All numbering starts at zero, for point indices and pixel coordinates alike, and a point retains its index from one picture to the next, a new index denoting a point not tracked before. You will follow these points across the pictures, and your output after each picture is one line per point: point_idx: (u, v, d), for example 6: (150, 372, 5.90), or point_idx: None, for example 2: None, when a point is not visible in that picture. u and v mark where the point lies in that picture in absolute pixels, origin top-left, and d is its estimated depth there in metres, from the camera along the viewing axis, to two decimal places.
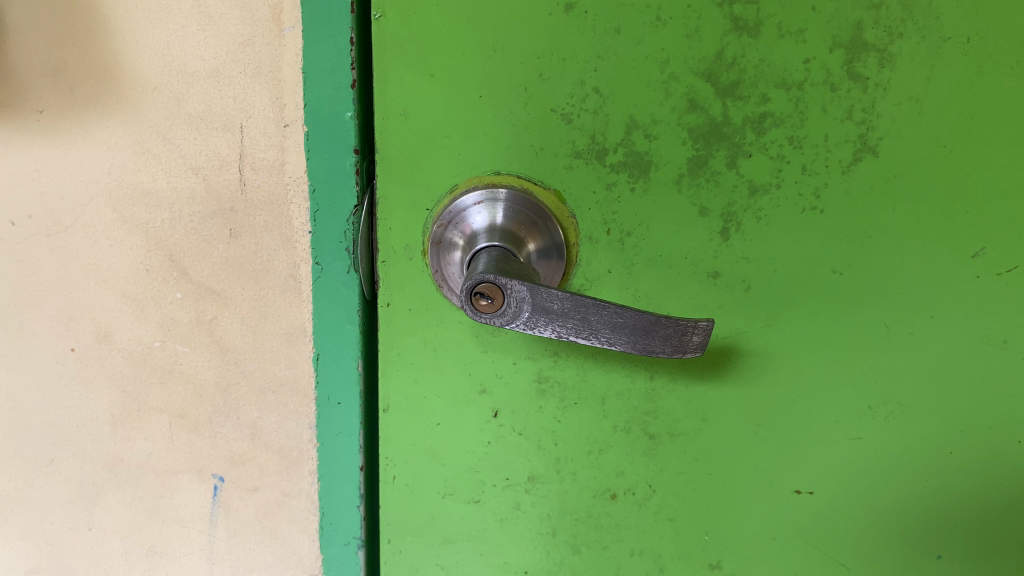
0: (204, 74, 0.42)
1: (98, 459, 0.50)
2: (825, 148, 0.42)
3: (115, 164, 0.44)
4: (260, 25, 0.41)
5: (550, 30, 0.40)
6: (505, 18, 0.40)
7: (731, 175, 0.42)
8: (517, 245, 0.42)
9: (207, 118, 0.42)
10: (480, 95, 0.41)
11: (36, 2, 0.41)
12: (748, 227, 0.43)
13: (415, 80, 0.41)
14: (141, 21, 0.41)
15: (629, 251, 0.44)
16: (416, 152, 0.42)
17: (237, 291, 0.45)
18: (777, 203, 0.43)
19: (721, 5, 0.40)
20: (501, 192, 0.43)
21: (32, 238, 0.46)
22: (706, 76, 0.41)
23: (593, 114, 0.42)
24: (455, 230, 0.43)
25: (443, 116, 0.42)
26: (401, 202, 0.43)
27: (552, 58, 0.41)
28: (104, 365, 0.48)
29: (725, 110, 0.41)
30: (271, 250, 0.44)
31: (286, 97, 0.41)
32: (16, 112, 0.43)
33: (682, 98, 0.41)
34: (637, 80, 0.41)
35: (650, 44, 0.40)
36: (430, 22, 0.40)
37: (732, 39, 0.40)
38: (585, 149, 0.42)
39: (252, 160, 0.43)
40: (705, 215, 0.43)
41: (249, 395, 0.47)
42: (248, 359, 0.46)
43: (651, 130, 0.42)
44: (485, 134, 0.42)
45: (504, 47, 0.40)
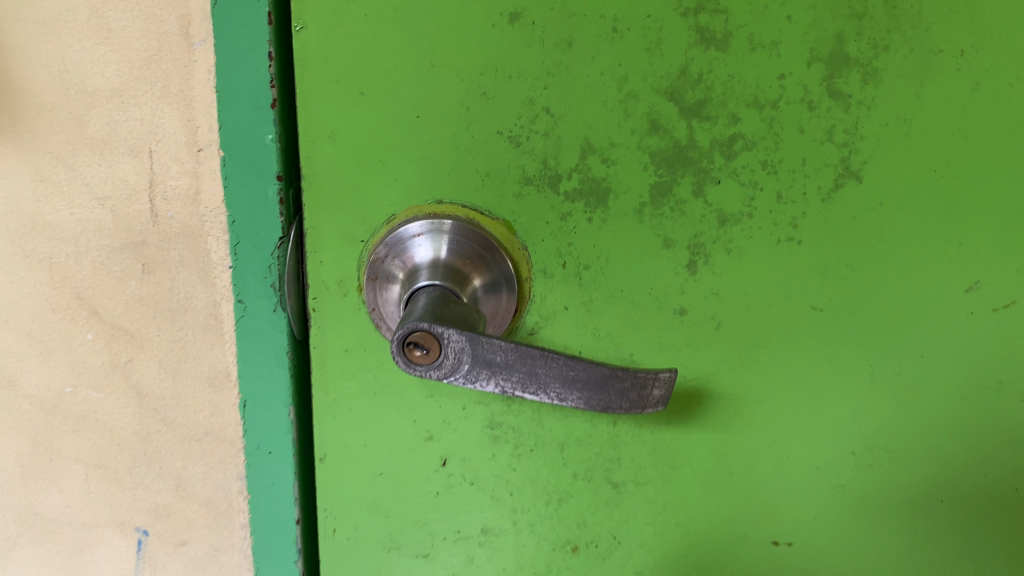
0: (105, 93, 0.37)
1: (9, 513, 0.46)
2: (803, 175, 0.38)
3: (11, 192, 0.39)
4: (167, 37, 0.36)
5: (493, 43, 0.36)
6: (443, 29, 0.35)
7: (697, 203, 0.38)
8: (463, 284, 0.37)
9: (111, 142, 0.38)
10: (416, 115, 0.37)
11: None
12: (718, 260, 0.39)
13: (344, 98, 0.37)
14: (32, 35, 0.37)
15: (587, 287, 0.40)
16: (346, 178, 0.38)
17: (154, 331, 0.41)
18: (750, 235, 0.39)
19: (683, 15, 0.35)
20: (446, 223, 0.38)
21: None
22: (669, 94, 0.36)
23: (544, 136, 0.37)
24: (394, 263, 0.38)
25: (376, 139, 0.37)
26: (332, 234, 0.39)
27: (496, 75, 0.36)
28: (10, 412, 0.43)
29: (691, 133, 0.37)
30: (189, 288, 0.40)
31: (198, 119, 0.37)
32: None
33: (643, 119, 0.37)
34: (591, 99, 0.36)
35: (606, 59, 0.36)
36: (359, 35, 0.36)
37: (697, 52, 0.36)
38: (536, 175, 0.38)
39: (164, 189, 0.38)
40: (670, 247, 0.39)
41: (171, 444, 0.43)
42: (168, 405, 0.42)
43: (609, 154, 0.37)
44: (423, 158, 0.37)
45: (442, 62, 0.36)
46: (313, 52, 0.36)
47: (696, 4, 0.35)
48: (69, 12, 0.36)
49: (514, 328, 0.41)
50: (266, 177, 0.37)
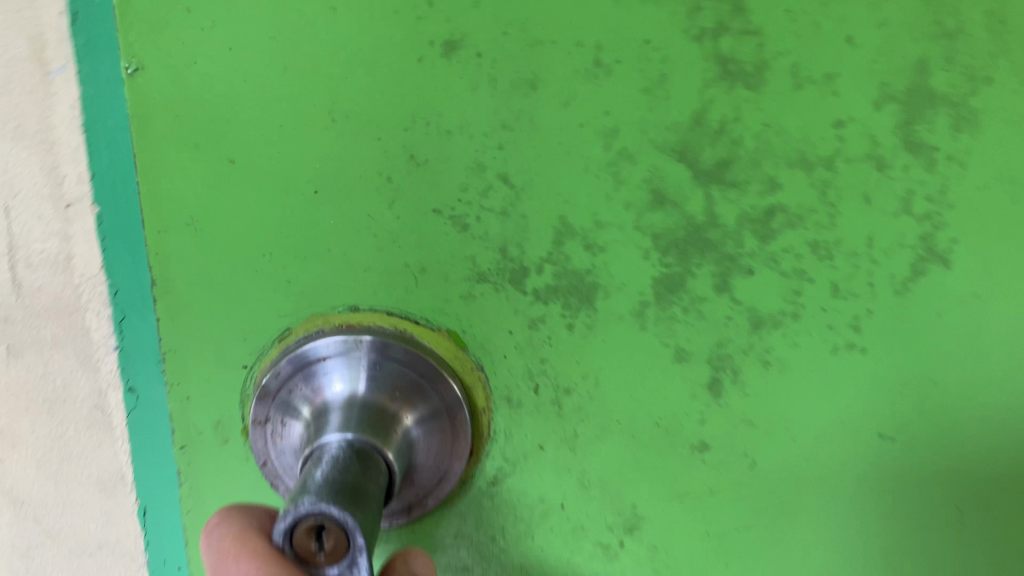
0: None
1: None
2: (868, 263, 0.27)
3: None
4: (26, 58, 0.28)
5: (439, 78, 0.27)
6: (353, 66, 0.27)
7: (721, 303, 0.28)
8: (386, 427, 0.27)
9: None
10: (314, 189, 0.27)
11: None
12: (751, 381, 0.28)
13: (247, 145, 0.27)
14: None
15: (568, 420, 0.29)
16: (217, 279, 0.29)
17: (27, 426, 0.32)
18: (791, 354, 0.28)
19: (698, 40, 0.26)
20: (365, 339, 0.28)
21: None
22: (681, 151, 0.27)
23: (501, 215, 0.27)
24: (298, 394, 0.28)
25: (268, 216, 0.28)
26: (231, 328, 0.29)
27: (427, 128, 0.27)
28: None
29: (709, 200, 0.27)
30: (67, 374, 0.31)
31: (64, 166, 0.28)
32: None
33: (643, 189, 0.27)
34: (573, 157, 0.27)
35: (588, 102, 0.27)
36: (246, 66, 0.27)
37: (719, 92, 0.26)
38: (492, 269, 0.28)
39: (27, 254, 0.30)
40: (683, 361, 0.28)
41: (57, 560, 0.34)
42: (51, 515, 0.33)
43: (593, 238, 0.27)
44: (327, 251, 0.28)
45: (353, 115, 0.27)
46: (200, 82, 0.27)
47: (717, 24, 0.26)
48: None
49: (470, 478, 0.30)
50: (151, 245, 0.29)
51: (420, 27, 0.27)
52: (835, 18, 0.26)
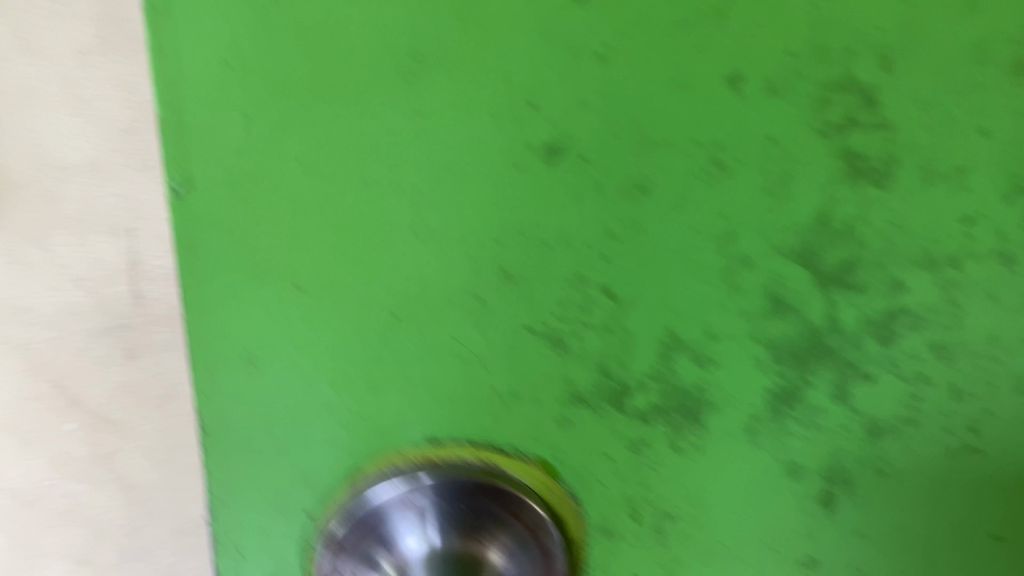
0: (79, 166, 0.28)
1: None
2: (954, 376, 0.29)
3: None
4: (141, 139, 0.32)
5: (543, 184, 0.31)
6: (444, 176, 0.31)
7: (839, 411, 0.31)
8: (472, 574, 0.34)
9: (90, 219, 0.29)
10: (393, 313, 0.33)
11: None
12: (863, 487, 0.31)
13: (360, 245, 0.32)
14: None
15: (666, 550, 0.34)
16: (312, 383, 0.34)
17: (147, 422, 0.33)
18: (909, 471, 0.31)
19: (824, 138, 0.29)
20: (422, 480, 0.34)
21: None
22: (804, 256, 0.29)
23: (603, 334, 0.32)
24: (375, 548, 0.35)
25: (372, 337, 0.33)
26: (319, 385, 0.34)
27: (524, 239, 0.31)
28: None
29: (830, 305, 0.30)
30: (180, 372, 0.34)
31: None
32: None
33: (762, 294, 0.30)
34: (690, 265, 0.30)
35: (705, 205, 0.30)
36: (356, 164, 0.31)
37: (845, 188, 0.29)
38: (592, 392, 0.32)
39: (150, 270, 0.31)
40: (796, 475, 0.32)
41: (162, 539, 0.34)
42: (162, 495, 0.34)
43: (703, 352, 0.31)
44: (420, 361, 0.33)
45: (438, 231, 0.32)
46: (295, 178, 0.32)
47: (847, 118, 0.28)
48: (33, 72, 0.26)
49: None
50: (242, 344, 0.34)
51: (520, 132, 0.30)
52: (971, 108, 0.28)
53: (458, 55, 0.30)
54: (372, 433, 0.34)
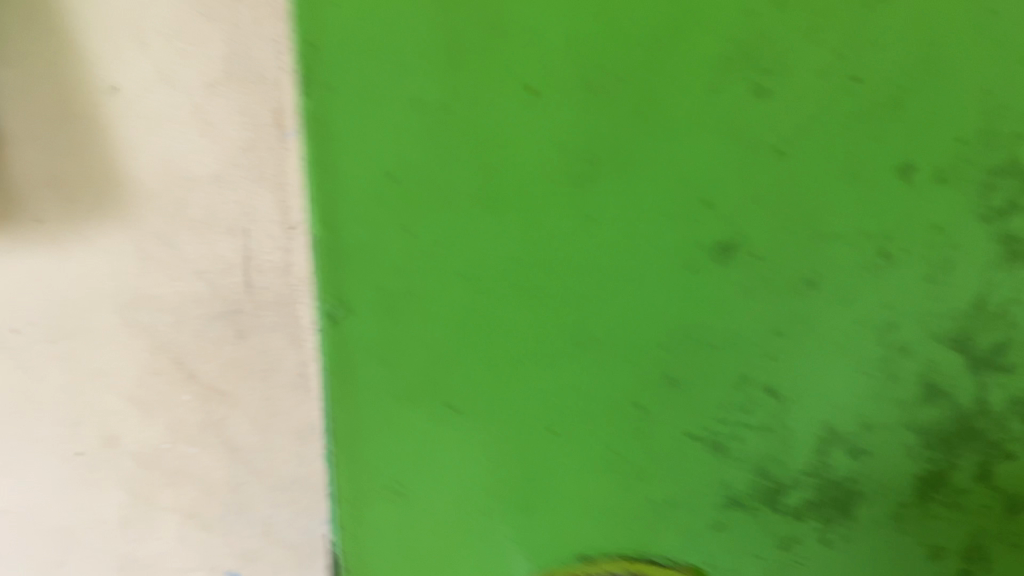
0: (205, 178, 0.38)
1: (111, 557, 0.45)
2: None
3: (116, 271, 0.40)
4: (428, 219, 0.34)
5: (715, 280, 0.36)
6: (606, 291, 0.36)
7: (978, 491, 0.40)
8: None
9: (210, 224, 0.38)
10: (587, 421, 0.38)
11: (27, 108, 0.37)
12: (996, 556, 0.41)
13: (590, 306, 0.36)
14: (136, 128, 0.37)
15: None
16: (493, 482, 0.40)
17: (244, 390, 0.41)
18: (944, 540, 0.41)
19: (989, 222, 0.35)
20: None
21: (35, 346, 0.41)
22: (958, 341, 0.37)
23: (771, 434, 0.39)
24: None
25: (574, 462, 0.39)
26: (489, 455, 0.39)
27: (690, 344, 0.37)
28: (113, 468, 0.43)
29: (980, 387, 0.38)
30: (280, 349, 0.40)
31: (291, 201, 0.38)
32: (13, 225, 0.39)
33: (915, 381, 0.38)
34: (847, 354, 0.37)
35: (869, 299, 0.36)
36: (563, 275, 0.35)
37: (1003, 269, 0.36)
38: (758, 496, 0.40)
39: (258, 263, 0.39)
40: (941, 556, 0.41)
41: (260, 493, 0.43)
42: (256, 456, 0.42)
43: (859, 447, 0.39)
44: (585, 463, 0.39)
45: (620, 343, 0.37)
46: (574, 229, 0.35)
47: (1008, 203, 0.34)
48: (172, 108, 0.37)
49: None
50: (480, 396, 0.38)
51: (699, 242, 0.35)
52: None
53: (621, 161, 0.34)
54: (548, 471, 0.40)
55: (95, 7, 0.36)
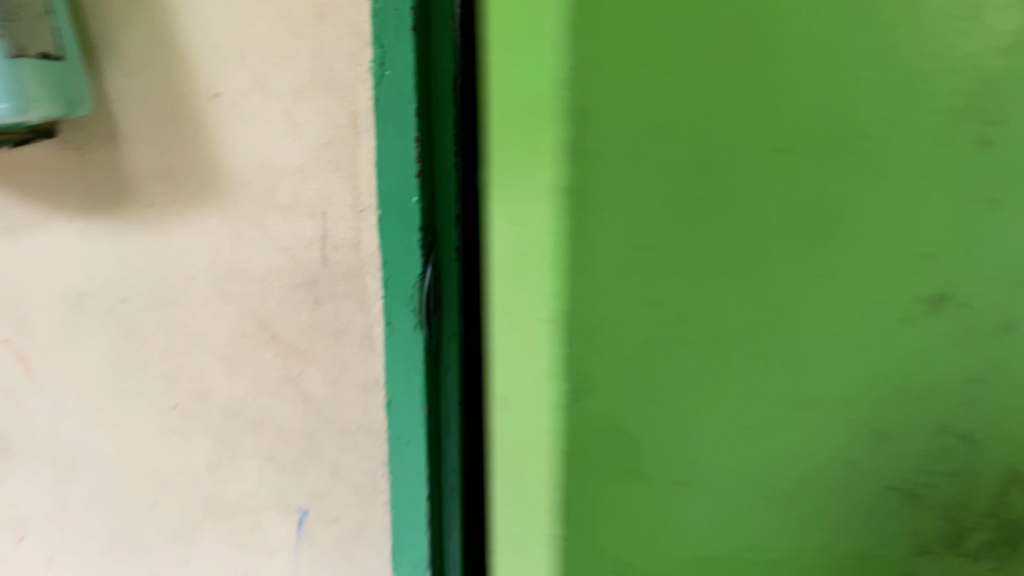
0: (291, 170, 0.45)
1: (196, 499, 0.52)
2: None
3: (213, 247, 0.47)
4: (612, 252, 0.30)
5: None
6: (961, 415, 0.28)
7: None
8: None
9: (293, 207, 0.46)
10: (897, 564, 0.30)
11: (145, 109, 0.45)
12: None
13: (819, 385, 0.29)
14: (233, 127, 0.45)
15: None
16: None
17: (319, 349, 0.48)
18: None
19: None
20: None
21: (141, 313, 0.48)
22: None
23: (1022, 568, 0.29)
24: None
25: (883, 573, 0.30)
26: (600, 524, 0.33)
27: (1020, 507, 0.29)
28: (204, 419, 0.50)
29: None
30: (350, 315, 0.48)
31: (362, 186, 0.45)
32: (127, 208, 0.46)
33: None
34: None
35: None
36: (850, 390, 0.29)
37: None
38: None
39: (334, 241, 0.46)
40: None
41: (330, 439, 0.50)
42: (328, 406, 0.49)
43: None
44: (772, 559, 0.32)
45: (934, 479, 0.29)
46: (827, 309, 0.28)
47: None
48: (266, 110, 0.44)
49: None
50: (610, 446, 0.32)
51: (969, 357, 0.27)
52: None
53: (825, 237, 0.28)
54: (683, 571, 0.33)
55: (203, 28, 0.43)
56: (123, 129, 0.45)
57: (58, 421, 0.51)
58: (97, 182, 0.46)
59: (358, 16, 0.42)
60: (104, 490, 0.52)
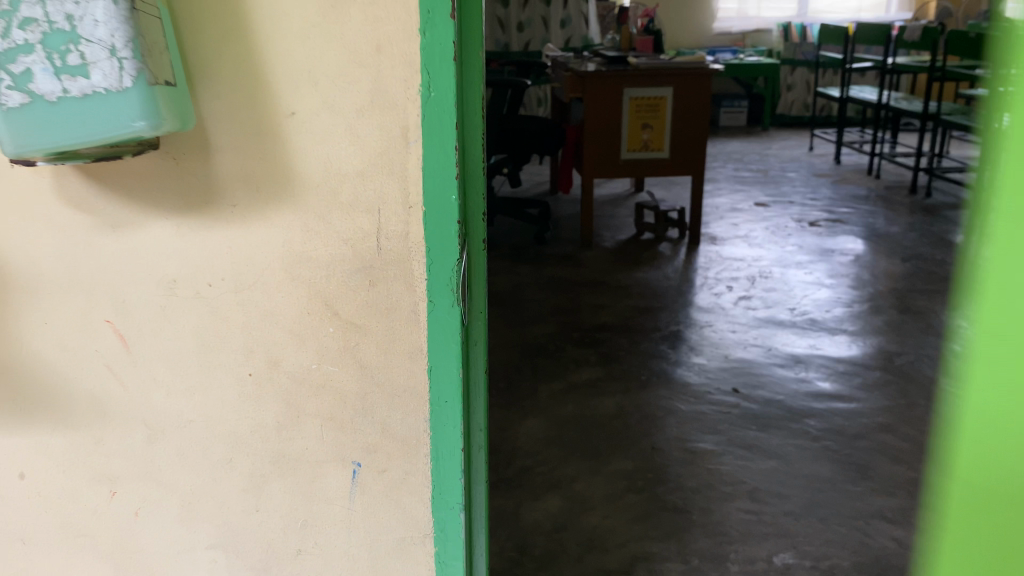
0: (353, 174, 0.55)
1: (266, 454, 0.61)
2: None
3: (286, 240, 0.56)
4: None
5: None
6: None
7: None
8: None
9: (354, 205, 0.55)
10: None
11: (232, 125, 0.54)
12: None
13: None
14: (306, 140, 0.54)
15: None
16: None
17: (373, 323, 0.58)
18: None
19: None
20: None
21: (223, 295, 0.58)
22: None
23: None
24: None
25: None
26: None
27: None
28: (274, 385, 0.60)
29: None
30: (399, 294, 0.57)
31: (411, 187, 0.55)
32: (215, 208, 0.56)
33: None
34: None
35: None
36: None
37: None
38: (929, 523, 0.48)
39: (387, 232, 0.56)
40: None
41: (382, 400, 0.60)
42: (380, 372, 0.59)
43: None
44: None
45: None
46: None
47: None
48: (333, 126, 0.54)
49: None
50: None
51: None
52: None
53: None
54: None
55: (282, 58, 0.52)
56: (212, 142, 0.54)
57: (150, 390, 0.60)
58: (190, 186, 0.55)
59: (410, 50, 0.52)
60: (188, 448, 0.61)
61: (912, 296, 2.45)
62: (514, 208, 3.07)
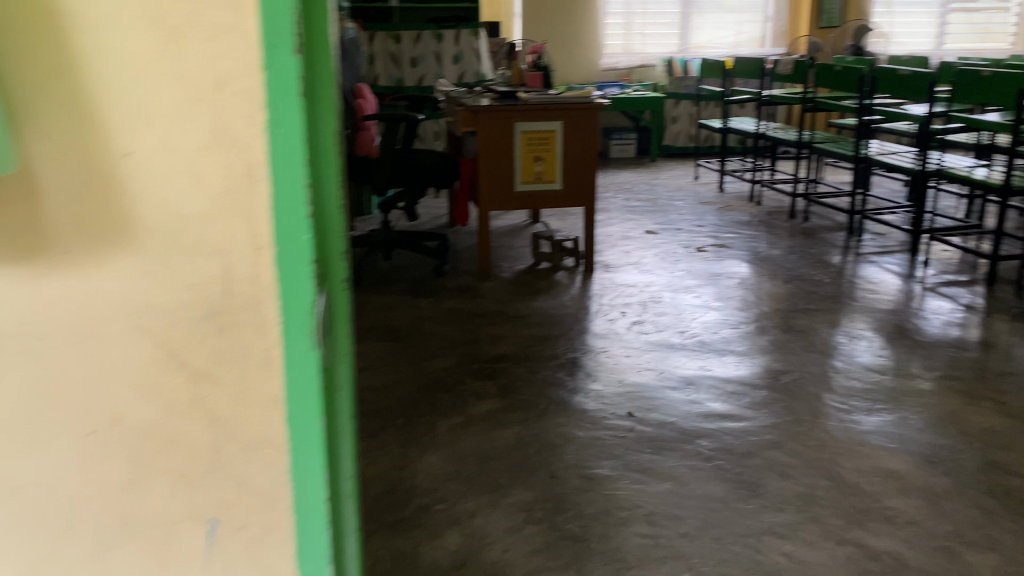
0: (195, 216, 0.52)
1: (112, 518, 0.57)
2: None
3: (124, 287, 0.53)
4: None
5: None
6: None
7: None
8: None
9: (198, 249, 0.52)
10: None
11: (59, 167, 0.50)
12: None
13: None
14: (141, 182, 0.51)
15: None
16: None
17: (224, 373, 0.55)
18: None
19: None
20: None
21: (56, 349, 0.53)
22: None
23: None
24: None
25: None
26: None
27: None
28: (118, 444, 0.56)
29: None
30: (251, 342, 0.55)
31: (259, 227, 0.52)
32: (43, 256, 0.52)
33: None
34: None
35: None
36: None
37: None
38: None
39: (235, 276, 0.53)
40: None
41: (237, 453, 0.57)
42: (233, 423, 0.56)
43: None
44: None
45: None
46: None
47: None
48: (170, 166, 0.51)
49: None
50: None
51: None
52: None
53: None
54: None
55: (112, 96, 0.49)
56: (37, 186, 0.51)
57: None
58: (14, 233, 0.51)
59: (252, 86, 0.50)
60: (22, 517, 0.56)
61: (794, 316, 2.57)
62: (410, 242, 3.05)
